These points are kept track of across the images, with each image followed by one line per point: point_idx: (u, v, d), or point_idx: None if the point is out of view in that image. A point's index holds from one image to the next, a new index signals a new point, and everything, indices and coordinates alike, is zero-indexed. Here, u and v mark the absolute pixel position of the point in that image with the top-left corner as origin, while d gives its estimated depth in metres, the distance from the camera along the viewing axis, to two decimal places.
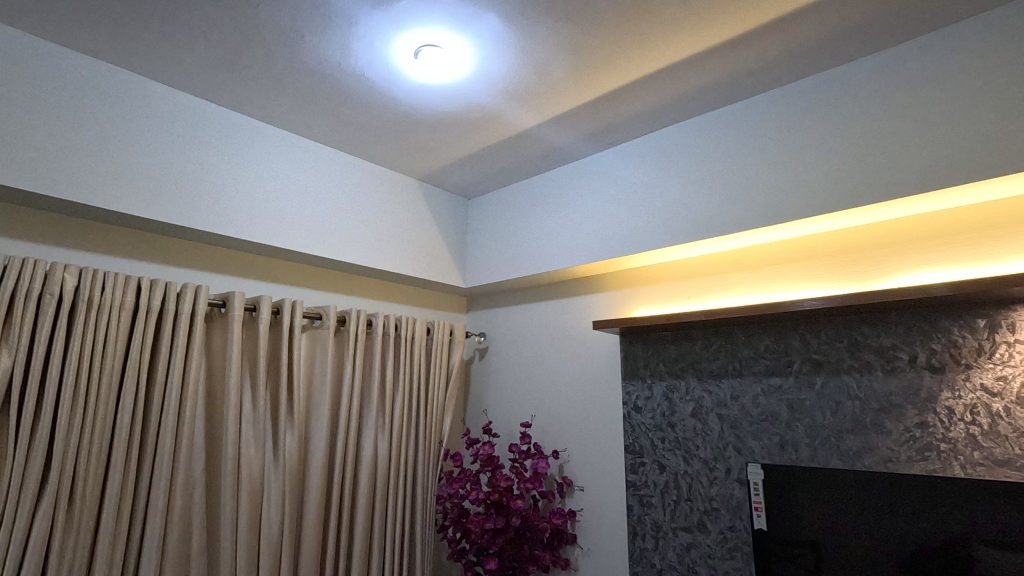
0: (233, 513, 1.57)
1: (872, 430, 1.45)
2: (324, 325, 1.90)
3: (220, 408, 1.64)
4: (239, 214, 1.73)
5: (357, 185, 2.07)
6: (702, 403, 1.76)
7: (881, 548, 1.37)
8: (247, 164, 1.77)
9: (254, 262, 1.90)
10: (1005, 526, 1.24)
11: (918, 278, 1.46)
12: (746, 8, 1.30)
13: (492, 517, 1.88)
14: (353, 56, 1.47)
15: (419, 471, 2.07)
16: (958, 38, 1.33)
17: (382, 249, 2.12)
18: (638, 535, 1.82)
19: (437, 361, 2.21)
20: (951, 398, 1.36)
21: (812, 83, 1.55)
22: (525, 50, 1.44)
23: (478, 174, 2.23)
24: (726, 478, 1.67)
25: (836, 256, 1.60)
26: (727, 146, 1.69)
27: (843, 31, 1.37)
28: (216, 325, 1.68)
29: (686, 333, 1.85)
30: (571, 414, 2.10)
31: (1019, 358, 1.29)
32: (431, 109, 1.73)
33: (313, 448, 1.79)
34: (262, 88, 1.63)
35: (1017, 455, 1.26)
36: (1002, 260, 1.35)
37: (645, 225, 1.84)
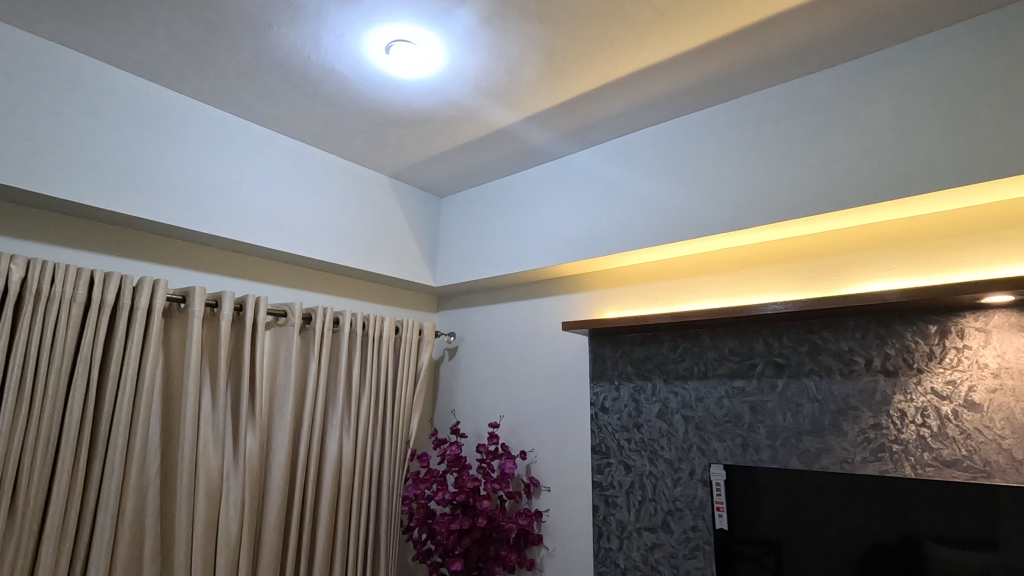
0: (189, 513, 1.53)
1: (830, 431, 1.48)
2: (290, 322, 1.87)
3: (178, 406, 1.60)
4: (204, 207, 1.70)
5: (326, 181, 2.05)
6: (668, 404, 1.78)
7: (839, 548, 1.40)
8: (212, 156, 1.74)
9: (216, 257, 1.86)
10: (956, 527, 1.27)
11: (875, 285, 1.50)
12: (713, 16, 1.32)
13: (459, 517, 1.87)
14: (323, 49, 1.45)
15: (385, 471, 2.05)
16: (915, 53, 1.38)
17: (352, 246, 2.09)
18: (603, 535, 1.83)
19: (405, 361, 2.19)
20: (903, 401, 1.40)
21: (777, 92, 1.59)
22: (496, 49, 1.44)
23: (451, 172, 2.23)
24: (690, 479, 1.69)
25: (799, 262, 1.64)
26: (696, 151, 1.72)
27: (809, 40, 1.40)
28: (175, 321, 1.64)
29: (654, 335, 1.87)
30: (540, 415, 2.10)
31: (968, 363, 1.33)
32: (402, 105, 1.72)
33: (275, 448, 1.76)
34: (229, 79, 1.60)
35: (964, 456, 1.30)
36: (952, 270, 1.40)
37: (616, 227, 1.85)
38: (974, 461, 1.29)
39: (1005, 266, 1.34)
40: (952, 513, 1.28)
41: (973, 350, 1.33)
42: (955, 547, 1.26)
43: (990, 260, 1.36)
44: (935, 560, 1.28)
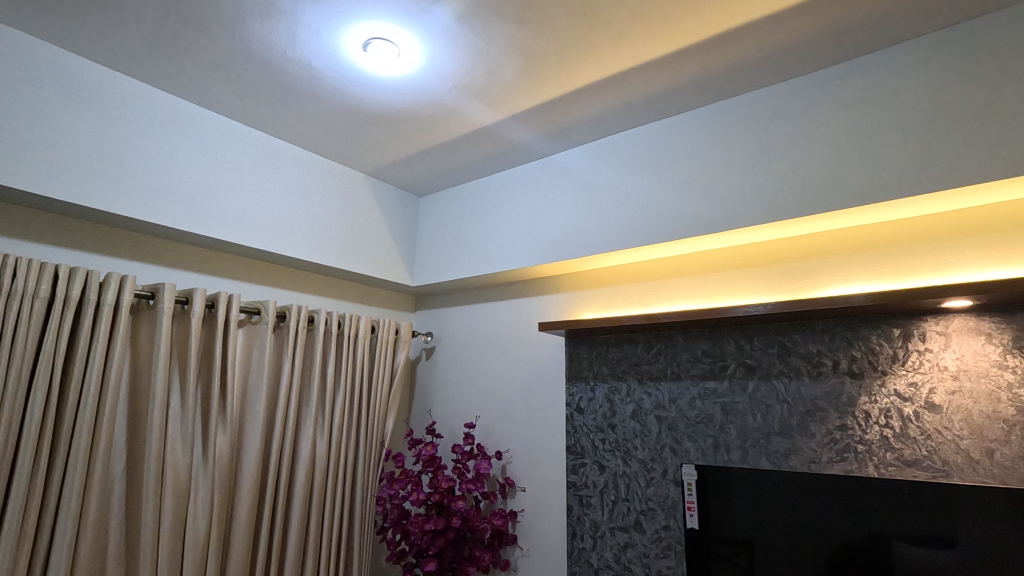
0: (156, 514, 1.50)
1: (798, 432, 1.51)
2: (263, 321, 1.84)
3: (145, 405, 1.56)
4: (176, 202, 1.67)
5: (303, 178, 2.03)
6: (641, 404, 1.80)
7: (808, 546, 1.43)
8: (184, 150, 1.70)
9: (188, 253, 1.83)
10: (922, 527, 1.30)
11: (842, 289, 1.54)
12: (688, 22, 1.35)
13: (433, 517, 1.87)
14: (299, 45, 1.43)
15: (359, 471, 2.04)
16: (881, 65, 1.43)
17: (328, 245, 2.08)
18: (577, 535, 1.84)
19: (381, 361, 2.18)
20: (868, 403, 1.43)
21: (750, 99, 1.63)
22: (474, 49, 1.45)
23: (430, 172, 2.23)
24: (663, 479, 1.71)
25: (770, 265, 1.68)
26: (671, 155, 1.75)
27: (781, 48, 1.44)
28: (143, 318, 1.61)
29: (629, 336, 1.88)
30: (516, 415, 2.11)
31: (929, 365, 1.37)
32: (379, 103, 1.71)
33: (247, 447, 1.73)
34: (203, 73, 1.58)
35: (924, 456, 1.34)
36: (915, 275, 1.45)
37: (593, 230, 1.87)
38: (934, 460, 1.33)
39: (965, 271, 1.39)
40: (916, 512, 1.31)
41: (933, 352, 1.37)
42: (920, 545, 1.29)
43: (952, 265, 1.41)
44: (901, 558, 1.31)
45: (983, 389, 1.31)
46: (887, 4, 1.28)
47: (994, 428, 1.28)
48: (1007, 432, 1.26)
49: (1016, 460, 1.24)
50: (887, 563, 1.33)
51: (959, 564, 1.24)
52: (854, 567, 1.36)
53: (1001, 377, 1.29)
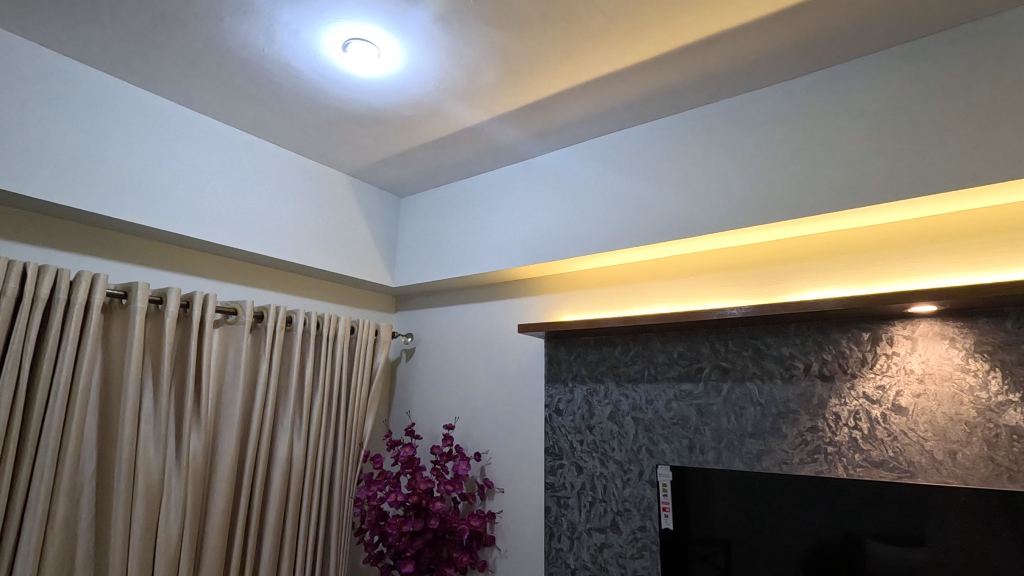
0: (127, 515, 1.48)
1: (771, 433, 1.54)
2: (240, 320, 1.82)
3: (116, 406, 1.54)
4: (151, 200, 1.65)
5: (282, 177, 2.01)
6: (619, 406, 1.82)
7: (785, 547, 1.45)
8: (159, 148, 1.68)
9: (164, 252, 1.81)
10: (894, 526, 1.32)
11: (813, 293, 1.58)
12: (665, 29, 1.37)
13: (411, 519, 1.86)
14: (277, 43, 1.42)
15: (336, 473, 2.03)
16: (851, 75, 1.47)
17: (307, 244, 2.06)
18: (555, 536, 1.85)
19: (360, 361, 2.17)
20: (838, 405, 1.46)
21: (726, 106, 1.66)
22: (454, 52, 1.45)
23: (411, 173, 2.23)
24: (639, 480, 1.73)
25: (744, 270, 1.71)
26: (649, 160, 1.77)
27: (755, 57, 1.47)
28: (115, 317, 1.58)
29: (607, 338, 1.90)
30: (495, 416, 2.11)
31: (896, 369, 1.41)
32: (359, 104, 1.71)
33: (221, 449, 1.71)
34: (180, 70, 1.56)
35: (890, 457, 1.38)
36: (883, 280, 1.49)
37: (573, 233, 1.88)
38: (900, 461, 1.36)
39: (930, 277, 1.43)
40: (888, 512, 1.34)
41: (900, 356, 1.41)
42: (892, 544, 1.32)
43: (918, 271, 1.44)
44: (874, 556, 1.33)
45: (947, 392, 1.34)
46: (857, 16, 1.31)
47: (957, 430, 1.32)
48: (969, 433, 1.30)
49: (977, 461, 1.28)
50: (862, 562, 1.35)
51: (929, 561, 1.27)
52: (829, 565, 1.38)
53: (963, 380, 1.33)
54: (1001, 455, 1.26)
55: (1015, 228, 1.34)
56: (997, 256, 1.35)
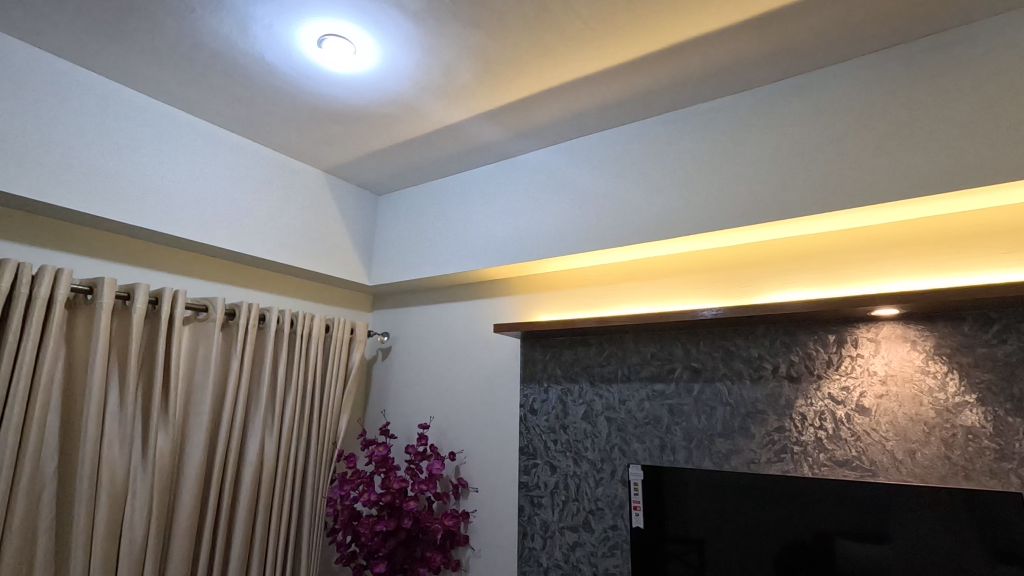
0: (90, 516, 1.45)
1: (739, 433, 1.57)
2: (211, 318, 1.80)
3: (79, 404, 1.51)
4: (121, 194, 1.61)
5: (257, 173, 1.99)
6: (593, 406, 1.83)
7: (757, 546, 1.46)
8: (128, 141, 1.65)
9: (133, 247, 1.77)
10: (863, 524, 1.35)
11: (782, 295, 1.61)
12: (639, 33, 1.38)
13: (384, 518, 1.85)
14: (251, 37, 1.41)
15: (309, 472, 2.02)
16: (820, 83, 1.51)
17: (282, 242, 2.04)
18: (528, 535, 1.85)
19: (335, 360, 2.15)
20: (804, 406, 1.49)
21: (699, 110, 1.69)
22: (430, 50, 1.45)
23: (388, 171, 2.21)
24: (611, 479, 1.74)
25: (716, 272, 1.73)
26: (625, 162, 1.79)
27: (727, 62, 1.49)
28: (80, 313, 1.55)
29: (582, 338, 1.91)
30: (470, 416, 2.11)
31: (859, 370, 1.44)
32: (335, 100, 1.69)
33: (190, 449, 1.69)
34: (151, 62, 1.53)
35: (854, 456, 1.41)
36: (849, 283, 1.52)
37: (550, 233, 1.89)
38: (862, 460, 1.40)
39: (893, 280, 1.47)
40: (857, 510, 1.37)
41: (864, 358, 1.44)
42: (861, 542, 1.35)
43: (883, 274, 1.48)
44: (844, 554, 1.36)
45: (908, 393, 1.38)
46: (825, 25, 1.34)
47: (917, 430, 1.35)
48: (928, 433, 1.34)
49: (935, 459, 1.32)
50: (832, 560, 1.37)
51: (896, 558, 1.30)
52: (801, 564, 1.41)
53: (924, 381, 1.37)
54: (957, 454, 1.30)
55: (972, 235, 1.39)
56: (958, 260, 1.40)
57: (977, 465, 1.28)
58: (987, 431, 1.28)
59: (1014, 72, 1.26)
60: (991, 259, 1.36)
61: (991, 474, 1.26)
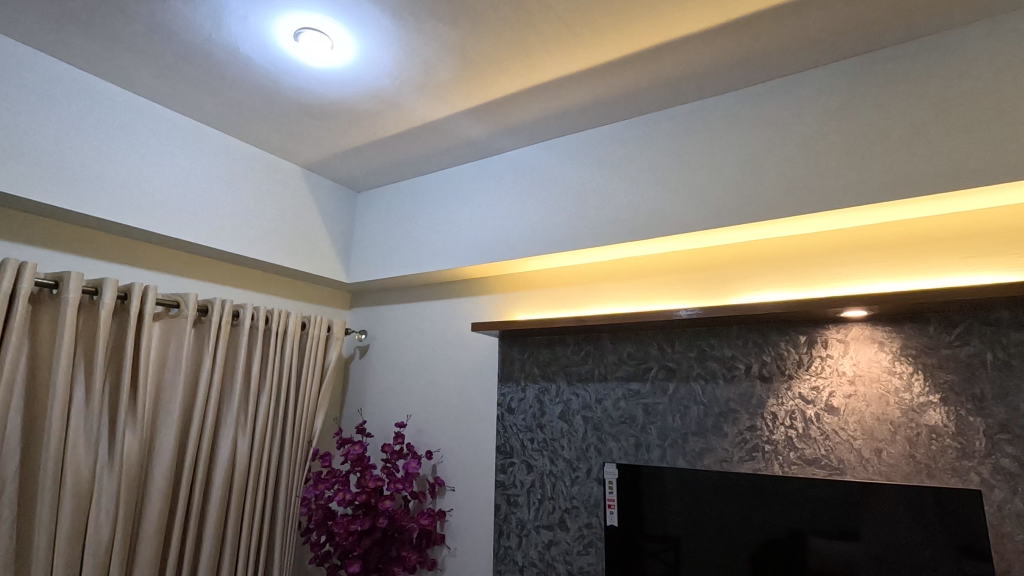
0: (53, 517, 1.41)
1: (712, 432, 1.59)
2: (182, 314, 1.76)
3: (43, 402, 1.47)
4: (89, 186, 1.57)
5: (232, 167, 1.96)
6: (569, 405, 1.84)
7: (732, 544, 1.48)
8: (97, 132, 1.61)
9: (101, 240, 1.73)
10: (834, 521, 1.38)
11: (755, 297, 1.64)
12: (617, 35, 1.39)
13: (359, 518, 1.84)
14: (226, 29, 1.39)
15: (283, 471, 1.99)
16: (794, 89, 1.53)
17: (258, 238, 2.01)
18: (504, 534, 1.86)
19: (311, 358, 2.13)
20: (775, 405, 1.52)
21: (676, 113, 1.71)
22: (409, 46, 1.44)
23: (368, 167, 2.20)
24: (587, 478, 1.75)
25: (692, 273, 1.75)
26: (603, 163, 1.80)
27: (704, 66, 1.51)
28: (45, 308, 1.51)
29: (560, 337, 1.92)
30: (447, 415, 2.11)
31: (828, 370, 1.47)
32: (312, 94, 1.67)
33: (158, 448, 1.66)
34: (121, 52, 1.50)
35: (822, 454, 1.44)
36: (819, 285, 1.55)
37: (529, 233, 1.89)
38: (831, 459, 1.43)
39: (861, 283, 1.50)
40: (828, 508, 1.39)
41: (833, 359, 1.47)
42: (833, 539, 1.37)
43: (853, 277, 1.51)
44: (817, 551, 1.38)
45: (875, 393, 1.41)
46: (798, 32, 1.37)
47: (883, 429, 1.38)
48: (894, 432, 1.37)
49: (900, 458, 1.35)
50: (805, 557, 1.39)
51: (867, 555, 1.32)
52: (775, 561, 1.42)
53: (890, 381, 1.40)
54: (921, 453, 1.34)
55: (937, 240, 1.43)
56: (924, 264, 1.43)
57: (939, 463, 1.31)
58: (950, 431, 1.31)
59: (979, 81, 1.30)
60: (954, 263, 1.40)
61: (953, 472, 1.29)
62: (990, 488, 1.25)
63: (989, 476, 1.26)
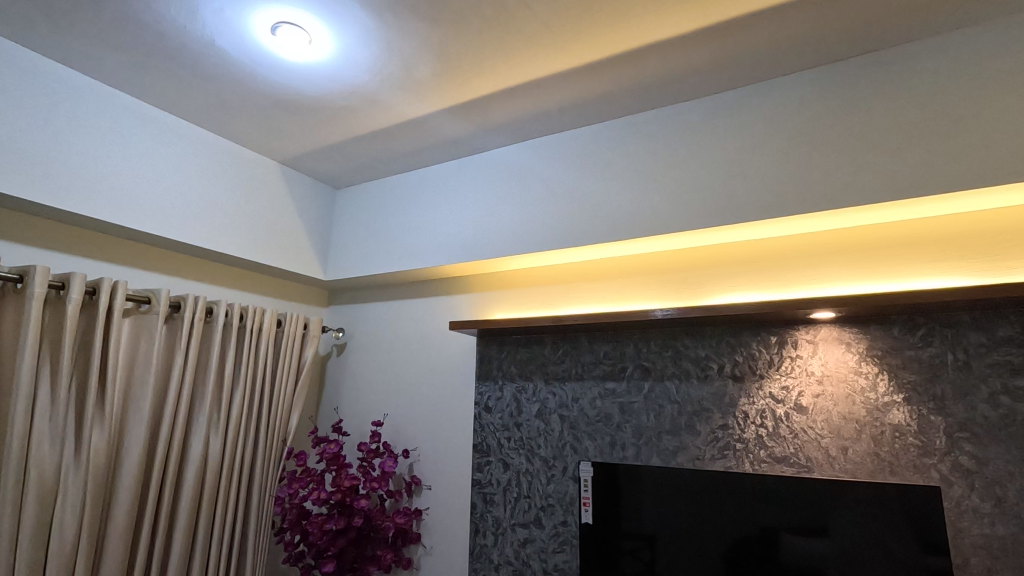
0: (14, 518, 1.37)
1: (686, 431, 1.61)
2: (153, 310, 1.73)
3: (5, 400, 1.43)
4: (58, 178, 1.53)
5: (207, 162, 1.93)
6: (546, 404, 1.85)
7: (706, 541, 1.50)
8: (66, 122, 1.57)
9: (68, 234, 1.69)
10: (804, 518, 1.40)
11: (728, 298, 1.67)
12: (595, 37, 1.41)
13: (334, 517, 1.83)
14: (201, 21, 1.36)
15: (257, 469, 1.97)
16: (767, 95, 1.57)
17: (233, 233, 1.98)
18: (480, 532, 1.86)
19: (286, 355, 2.11)
20: (747, 404, 1.55)
21: (654, 116, 1.73)
22: (388, 42, 1.43)
23: (346, 164, 2.18)
24: (563, 476, 1.77)
25: (667, 274, 1.78)
26: (581, 164, 1.82)
27: (681, 70, 1.54)
28: (9, 303, 1.47)
29: (537, 337, 1.93)
30: (424, 413, 2.10)
31: (798, 370, 1.51)
32: (290, 88, 1.65)
33: (127, 447, 1.62)
34: (91, 42, 1.46)
35: (791, 453, 1.47)
36: (790, 288, 1.59)
37: (507, 232, 1.90)
38: (799, 457, 1.46)
39: (830, 285, 1.54)
40: (798, 505, 1.42)
41: (803, 359, 1.51)
42: (803, 535, 1.40)
43: (823, 279, 1.55)
44: (788, 548, 1.41)
45: (842, 393, 1.45)
46: (772, 38, 1.40)
47: (849, 428, 1.42)
48: (859, 431, 1.41)
49: (865, 456, 1.39)
50: (777, 553, 1.42)
51: (836, 551, 1.35)
52: (748, 557, 1.45)
53: (857, 381, 1.44)
54: (884, 451, 1.38)
55: (903, 244, 1.47)
56: (889, 268, 1.48)
57: (902, 461, 1.35)
58: (912, 429, 1.36)
59: (942, 92, 1.35)
60: (919, 267, 1.45)
61: (914, 469, 1.34)
62: (949, 485, 1.30)
63: (948, 473, 1.30)
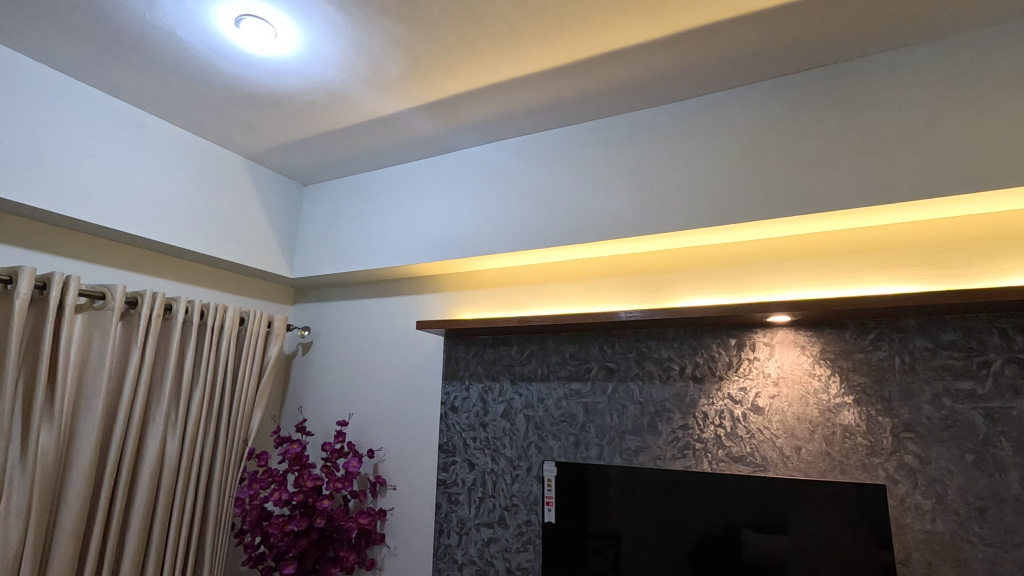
0: None
1: (648, 431, 1.64)
2: (108, 306, 1.68)
3: None
4: (7, 167, 1.47)
5: (168, 154, 1.88)
6: (512, 404, 1.86)
7: (668, 539, 1.53)
8: (16, 109, 1.50)
9: (17, 226, 1.62)
10: (762, 516, 1.44)
11: (690, 301, 1.70)
12: (563, 41, 1.43)
13: (296, 518, 1.80)
14: (161, 10, 1.33)
15: (217, 469, 1.93)
16: (730, 103, 1.61)
17: (195, 228, 1.94)
18: (444, 532, 1.86)
19: (249, 353, 2.07)
20: (706, 405, 1.59)
21: (622, 120, 1.76)
22: (356, 38, 1.42)
23: (315, 160, 2.15)
24: (527, 476, 1.78)
25: (632, 276, 1.81)
26: (550, 165, 1.83)
27: (647, 76, 1.57)
28: None
29: (505, 337, 1.93)
30: (390, 413, 2.09)
31: (755, 372, 1.55)
32: (255, 82, 1.63)
33: (78, 448, 1.57)
34: (44, 28, 1.41)
35: (748, 452, 1.51)
36: (749, 291, 1.63)
37: (475, 232, 1.90)
38: (755, 456, 1.50)
39: (787, 290, 1.59)
40: (756, 503, 1.46)
41: (760, 361, 1.55)
42: (764, 532, 1.43)
43: (781, 284, 1.60)
44: (749, 545, 1.44)
45: (796, 394, 1.49)
46: (734, 48, 1.44)
47: (802, 428, 1.47)
48: (812, 431, 1.46)
49: (816, 456, 1.44)
50: (738, 550, 1.45)
51: (792, 547, 1.39)
52: (710, 555, 1.47)
53: (810, 383, 1.48)
54: (835, 450, 1.43)
55: (856, 251, 1.53)
56: (843, 273, 1.53)
57: (851, 460, 1.41)
58: (861, 429, 1.41)
59: (892, 105, 1.41)
60: (871, 273, 1.50)
61: (862, 468, 1.39)
62: (894, 483, 1.35)
63: (894, 472, 1.36)
